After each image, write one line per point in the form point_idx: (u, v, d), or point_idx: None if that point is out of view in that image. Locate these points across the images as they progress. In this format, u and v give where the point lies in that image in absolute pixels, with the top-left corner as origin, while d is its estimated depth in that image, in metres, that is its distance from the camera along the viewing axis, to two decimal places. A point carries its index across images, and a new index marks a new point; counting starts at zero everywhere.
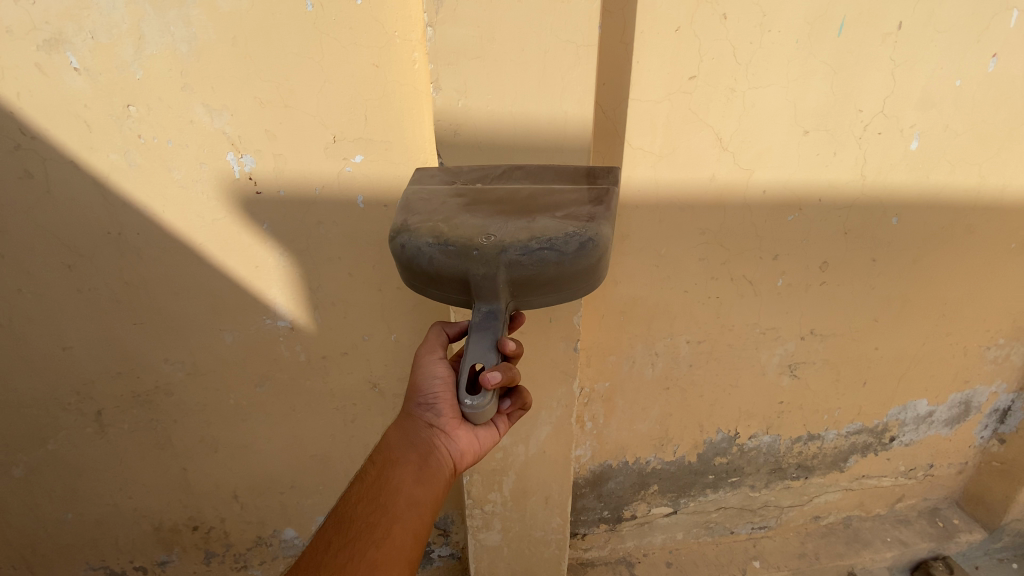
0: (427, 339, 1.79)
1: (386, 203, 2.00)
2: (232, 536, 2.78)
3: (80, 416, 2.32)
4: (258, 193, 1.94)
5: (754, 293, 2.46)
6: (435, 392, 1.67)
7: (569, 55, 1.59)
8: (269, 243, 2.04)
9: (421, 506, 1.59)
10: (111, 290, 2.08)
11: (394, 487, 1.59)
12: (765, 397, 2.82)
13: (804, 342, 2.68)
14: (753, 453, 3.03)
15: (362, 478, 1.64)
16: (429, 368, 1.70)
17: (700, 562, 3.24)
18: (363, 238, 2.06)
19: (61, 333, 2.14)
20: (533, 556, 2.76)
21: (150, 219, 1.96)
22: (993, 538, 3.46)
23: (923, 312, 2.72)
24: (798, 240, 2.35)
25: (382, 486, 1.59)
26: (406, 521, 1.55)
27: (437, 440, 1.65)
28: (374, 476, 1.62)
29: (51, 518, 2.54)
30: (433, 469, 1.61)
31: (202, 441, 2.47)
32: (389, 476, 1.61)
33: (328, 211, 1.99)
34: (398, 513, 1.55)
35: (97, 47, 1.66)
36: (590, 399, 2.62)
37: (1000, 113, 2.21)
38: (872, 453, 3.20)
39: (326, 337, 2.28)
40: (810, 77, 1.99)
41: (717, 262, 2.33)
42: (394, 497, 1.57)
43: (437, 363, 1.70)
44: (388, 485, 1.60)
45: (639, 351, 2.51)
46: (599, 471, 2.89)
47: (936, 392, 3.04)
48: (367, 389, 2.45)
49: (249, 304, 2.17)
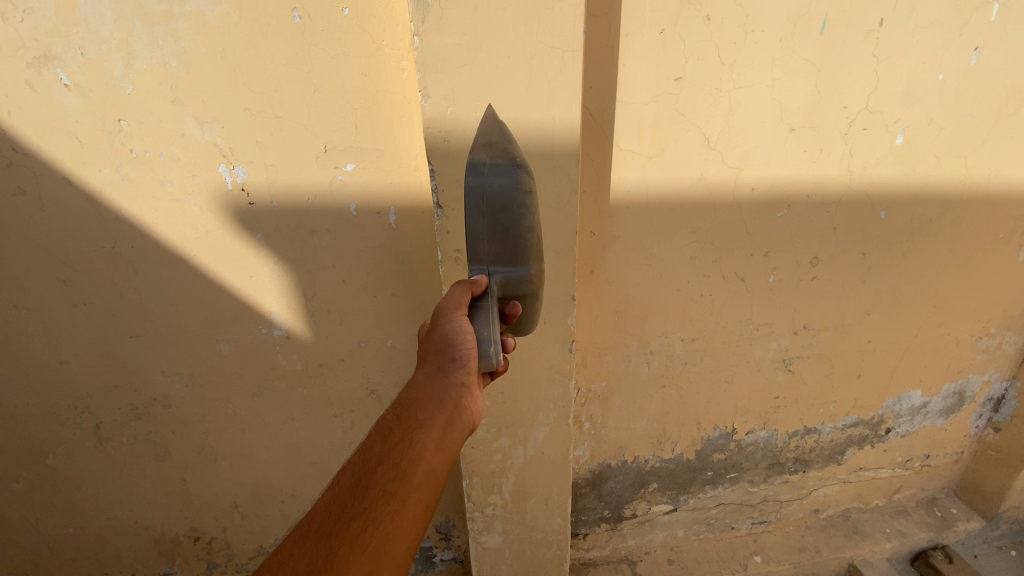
0: (450, 294, 1.59)
1: (379, 210, 2.01)
2: (234, 546, 2.77)
3: (78, 430, 2.32)
4: (250, 204, 1.95)
5: (746, 290, 2.48)
6: (467, 348, 1.51)
7: (555, 61, 1.61)
8: (262, 253, 2.06)
9: (440, 475, 1.34)
10: (107, 304, 2.09)
11: (418, 453, 1.33)
12: (760, 393, 2.85)
13: (797, 337, 2.70)
14: (751, 449, 3.05)
15: (379, 440, 1.36)
16: (453, 325, 1.53)
17: (702, 559, 3.25)
18: (356, 246, 2.08)
19: (57, 347, 2.14)
20: (535, 558, 2.77)
21: (143, 232, 1.97)
22: (992, 527, 3.48)
23: (914, 304, 2.75)
24: (787, 237, 2.37)
25: (405, 449, 1.32)
26: (424, 492, 1.29)
27: (465, 401, 1.50)
28: (398, 438, 1.34)
29: (52, 532, 2.54)
30: (456, 433, 1.43)
31: (202, 451, 2.47)
32: (414, 436, 1.35)
33: (322, 220, 2.01)
34: (419, 486, 1.28)
35: (87, 63, 1.67)
36: (588, 398, 2.63)
37: (983, 106, 2.24)
38: (869, 445, 3.22)
39: (323, 345, 2.29)
40: (794, 76, 2.01)
41: (709, 260, 2.36)
42: (422, 466, 1.32)
43: (463, 320, 1.54)
44: (410, 448, 1.33)
45: (634, 350, 2.53)
46: (598, 471, 2.90)
47: (930, 382, 3.07)
48: (365, 396, 2.46)
49: (245, 313, 2.18)
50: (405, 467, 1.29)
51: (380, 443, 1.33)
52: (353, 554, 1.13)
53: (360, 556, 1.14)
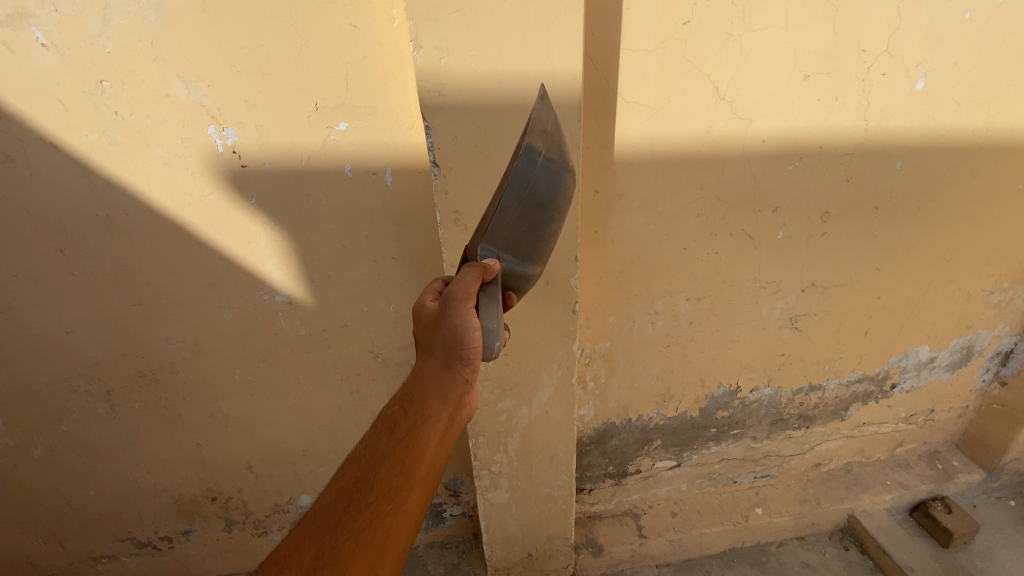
0: (460, 278, 1.51)
1: (375, 170, 1.95)
2: (250, 504, 2.86)
3: (90, 397, 2.36)
4: (243, 167, 1.90)
5: (754, 248, 2.43)
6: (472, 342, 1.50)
7: (555, 5, 1.51)
8: (259, 218, 2.02)
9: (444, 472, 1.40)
10: (107, 273, 2.07)
11: (423, 450, 1.36)
12: (766, 351, 2.83)
13: (804, 294, 2.66)
14: (755, 406, 3.07)
15: (385, 433, 1.38)
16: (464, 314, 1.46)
17: (704, 512, 3.32)
18: (354, 209, 2.03)
19: (62, 317, 2.15)
20: (540, 513, 2.84)
21: (136, 199, 1.93)
22: (992, 478, 3.53)
23: (926, 259, 2.69)
24: (798, 192, 2.29)
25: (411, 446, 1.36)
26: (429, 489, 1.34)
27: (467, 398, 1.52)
28: (403, 433, 1.37)
29: (74, 495, 2.63)
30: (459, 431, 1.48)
31: (212, 415, 2.51)
32: (421, 433, 1.38)
33: (317, 182, 1.96)
34: (423, 484, 1.33)
35: (63, 20, 1.59)
36: (592, 359, 2.63)
37: (1011, 47, 2.10)
38: (873, 400, 3.23)
39: (325, 310, 2.28)
40: (811, 17, 1.89)
41: (716, 218, 2.29)
42: (423, 463, 1.36)
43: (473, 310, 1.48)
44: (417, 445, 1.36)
45: (638, 310, 2.51)
46: (602, 429, 2.94)
47: (938, 338, 3.04)
48: (370, 360, 2.47)
49: (245, 280, 2.17)
50: (410, 463, 1.33)
51: (387, 436, 1.37)
52: (357, 548, 1.18)
53: (362, 552, 1.18)
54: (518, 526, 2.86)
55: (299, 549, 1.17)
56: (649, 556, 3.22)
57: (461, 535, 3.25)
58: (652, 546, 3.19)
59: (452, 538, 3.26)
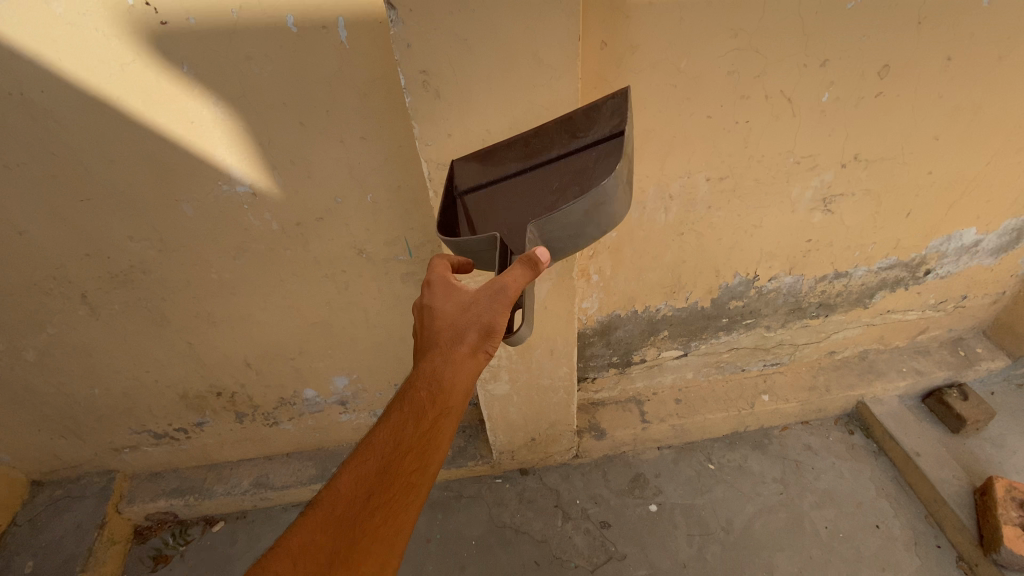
0: (511, 276, 1.29)
1: (324, 22, 1.57)
2: (256, 398, 2.87)
3: (66, 299, 2.26)
4: (162, 23, 1.54)
5: (792, 115, 2.04)
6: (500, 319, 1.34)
7: None
8: (197, 91, 1.70)
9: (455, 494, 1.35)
10: (41, 165, 1.83)
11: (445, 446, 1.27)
12: (792, 237, 2.56)
13: (844, 171, 2.31)
14: (773, 295, 2.85)
15: (410, 423, 1.26)
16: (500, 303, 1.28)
17: (709, 398, 3.17)
18: (307, 76, 1.69)
19: (9, 216, 1.96)
20: (543, 401, 2.80)
21: (45, 71, 1.61)
22: (1016, 365, 3.39)
23: (996, 126, 2.27)
24: (855, 38, 1.84)
25: (432, 444, 1.25)
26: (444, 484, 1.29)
27: None
28: (427, 427, 1.26)
29: (80, 393, 2.67)
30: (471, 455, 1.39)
31: (198, 316, 2.41)
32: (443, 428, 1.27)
33: (257, 42, 1.59)
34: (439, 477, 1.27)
35: None
36: (596, 250, 2.38)
37: None
38: (902, 288, 3.00)
39: (295, 202, 2.04)
40: None
41: (750, 76, 1.88)
42: (443, 461, 1.27)
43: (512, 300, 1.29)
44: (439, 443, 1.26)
45: (650, 194, 2.20)
46: (607, 321, 2.78)
47: (989, 219, 2.70)
48: (353, 256, 2.26)
49: (199, 168, 1.91)
50: (428, 456, 1.25)
51: (410, 428, 1.26)
52: (378, 538, 1.15)
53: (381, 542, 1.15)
54: (518, 415, 2.85)
55: (313, 540, 1.13)
56: (651, 440, 3.14)
57: (466, 422, 3.28)
58: (654, 430, 3.09)
59: (458, 424, 3.29)
